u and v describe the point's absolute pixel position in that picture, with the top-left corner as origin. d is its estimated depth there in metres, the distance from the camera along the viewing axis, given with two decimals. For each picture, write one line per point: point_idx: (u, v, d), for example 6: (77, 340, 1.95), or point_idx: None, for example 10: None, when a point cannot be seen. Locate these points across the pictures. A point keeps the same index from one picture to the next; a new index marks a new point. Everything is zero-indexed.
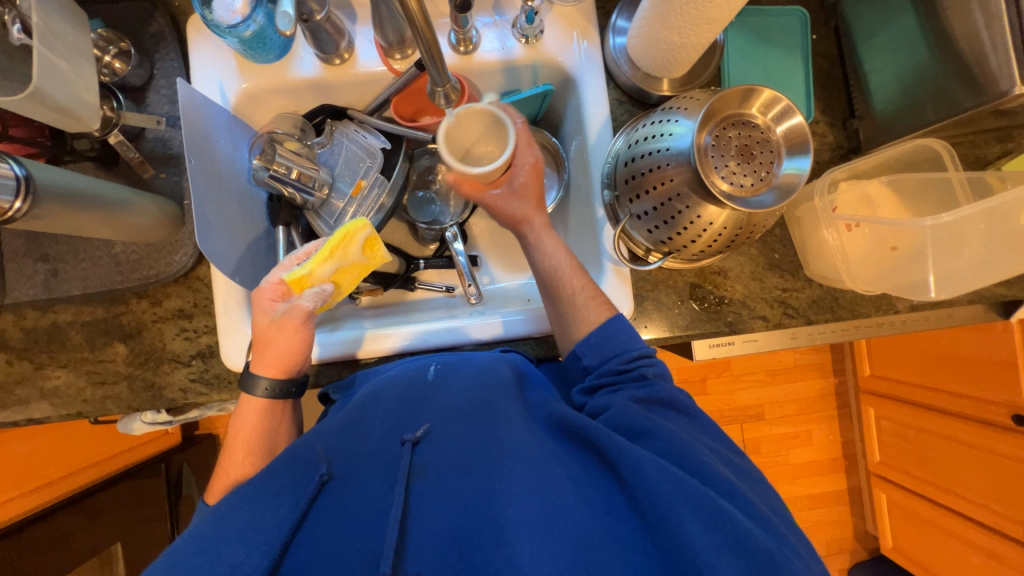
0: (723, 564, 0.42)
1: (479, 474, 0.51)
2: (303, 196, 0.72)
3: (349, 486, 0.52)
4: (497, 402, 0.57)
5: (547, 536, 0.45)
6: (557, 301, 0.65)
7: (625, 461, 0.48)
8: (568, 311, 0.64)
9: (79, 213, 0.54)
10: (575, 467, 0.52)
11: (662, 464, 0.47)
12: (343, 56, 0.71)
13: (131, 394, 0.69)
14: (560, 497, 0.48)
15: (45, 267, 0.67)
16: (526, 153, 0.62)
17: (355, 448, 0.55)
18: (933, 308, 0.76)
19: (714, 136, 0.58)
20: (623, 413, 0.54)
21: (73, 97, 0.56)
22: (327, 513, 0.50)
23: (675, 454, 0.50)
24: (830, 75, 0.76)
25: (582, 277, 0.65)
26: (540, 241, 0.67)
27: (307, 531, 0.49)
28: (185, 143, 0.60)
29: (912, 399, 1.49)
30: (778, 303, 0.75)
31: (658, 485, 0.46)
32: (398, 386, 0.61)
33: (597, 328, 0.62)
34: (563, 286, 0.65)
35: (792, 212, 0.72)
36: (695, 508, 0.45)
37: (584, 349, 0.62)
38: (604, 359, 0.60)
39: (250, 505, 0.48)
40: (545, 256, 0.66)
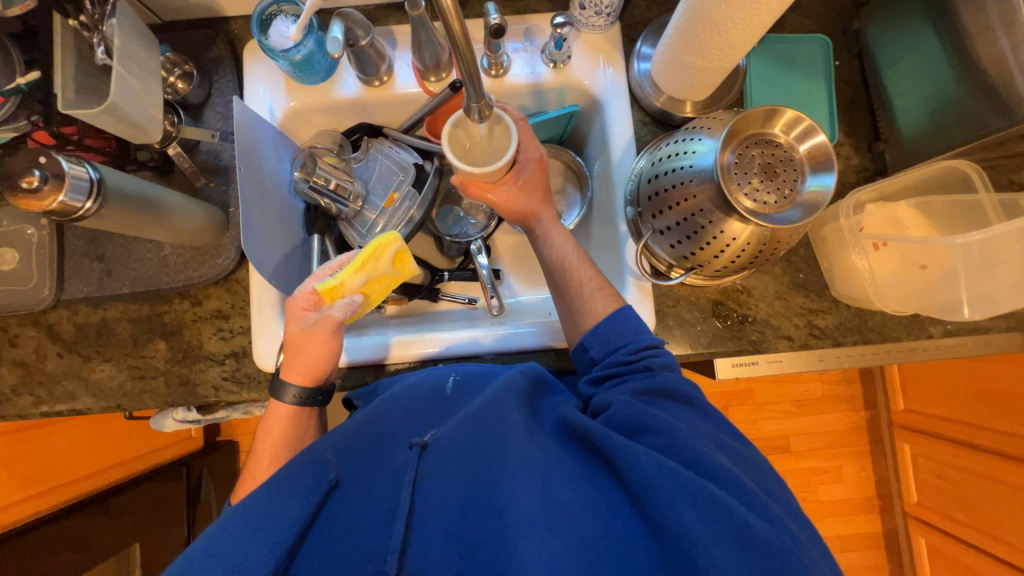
0: (724, 555, 0.42)
1: (481, 473, 0.51)
2: (338, 207, 0.76)
3: (356, 488, 0.53)
4: (502, 405, 0.56)
5: (549, 532, 0.45)
6: (565, 294, 0.68)
7: (623, 457, 0.49)
8: (578, 302, 0.66)
9: (139, 215, 0.58)
10: (577, 468, 0.52)
11: (658, 457, 0.48)
12: (382, 78, 0.76)
13: (167, 390, 0.72)
14: (561, 496, 0.48)
15: (100, 266, 0.72)
16: (532, 147, 0.66)
17: (363, 452, 0.56)
18: (969, 333, 0.74)
19: (737, 154, 0.59)
20: (624, 408, 0.54)
21: (141, 110, 0.62)
22: (336, 514, 0.51)
23: (674, 448, 0.50)
24: (854, 100, 0.77)
25: (590, 270, 0.67)
26: (547, 234, 0.70)
27: (317, 531, 0.50)
28: (236, 155, 0.65)
29: (952, 435, 1.41)
30: (804, 324, 0.74)
31: (657, 479, 0.46)
32: (408, 393, 0.62)
33: (605, 320, 0.63)
34: (571, 277, 0.67)
35: (817, 231, 0.72)
36: (693, 500, 0.44)
37: (590, 341, 0.63)
38: (610, 350, 0.61)
39: (261, 507, 0.49)
40: (552, 248, 0.69)
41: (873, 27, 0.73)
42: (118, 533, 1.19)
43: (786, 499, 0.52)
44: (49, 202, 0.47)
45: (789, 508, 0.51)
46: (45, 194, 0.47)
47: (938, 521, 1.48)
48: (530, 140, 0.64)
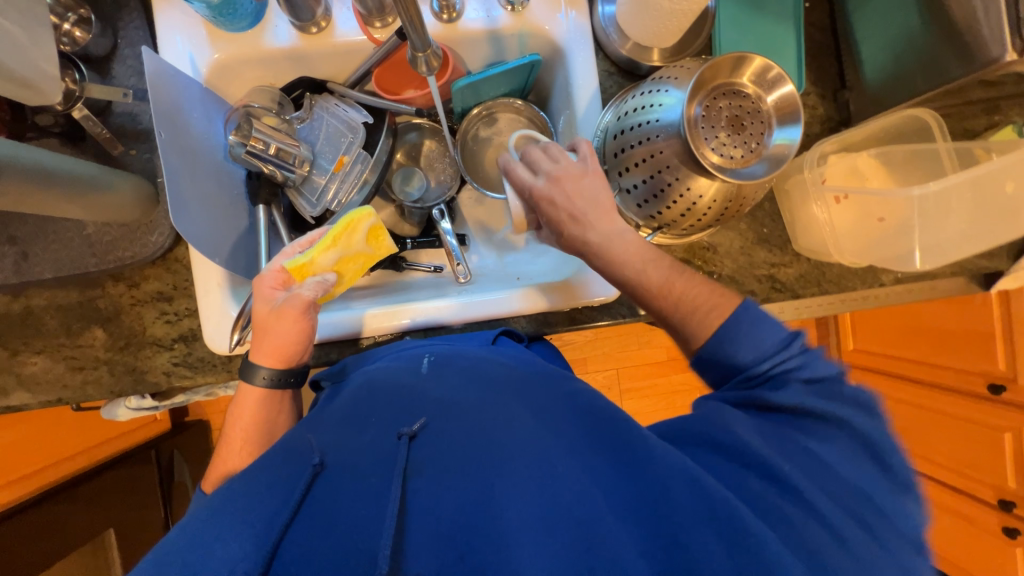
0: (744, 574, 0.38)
1: (478, 468, 0.48)
2: (283, 173, 0.70)
3: (342, 476, 0.48)
4: (504, 402, 0.55)
5: (550, 537, 0.42)
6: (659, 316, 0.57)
7: (650, 470, 0.45)
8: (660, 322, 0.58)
9: (43, 192, 0.50)
10: (589, 467, 0.48)
11: (692, 474, 0.44)
12: (320, 24, 0.68)
13: (113, 379, 0.68)
14: (564, 496, 0.45)
15: (12, 250, 0.65)
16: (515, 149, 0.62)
17: (351, 440, 0.52)
18: (918, 280, 0.78)
19: (705, 107, 0.56)
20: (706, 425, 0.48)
21: (30, 66, 0.53)
22: (319, 506, 0.46)
23: (735, 458, 0.45)
24: (821, 46, 0.75)
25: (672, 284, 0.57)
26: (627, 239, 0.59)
27: (299, 525, 0.45)
28: (154, 117, 0.58)
29: (894, 371, 1.53)
30: (765, 278, 0.75)
31: (680, 492, 0.43)
32: (400, 381, 0.59)
33: (711, 339, 0.52)
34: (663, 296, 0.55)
35: (781, 185, 0.72)
36: (720, 526, 0.41)
37: (699, 367, 0.54)
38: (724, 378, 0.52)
39: (241, 497, 0.47)
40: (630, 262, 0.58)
41: None
42: (91, 522, 1.16)
43: (863, 518, 0.42)
44: None
45: (875, 528, 0.42)
46: None
47: None
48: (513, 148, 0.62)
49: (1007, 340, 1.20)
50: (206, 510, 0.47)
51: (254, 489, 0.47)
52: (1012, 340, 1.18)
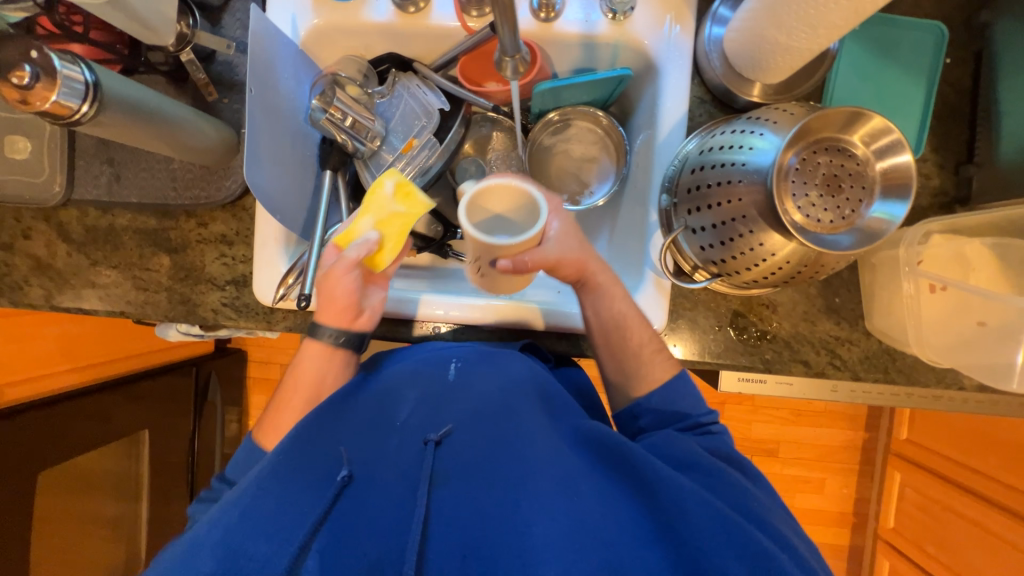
0: None
1: (501, 483, 0.53)
2: (354, 144, 0.72)
3: (369, 488, 0.54)
4: (518, 409, 0.59)
5: (572, 553, 0.47)
6: (619, 352, 0.63)
7: (668, 497, 0.50)
8: (634, 364, 0.63)
9: (140, 128, 0.54)
10: (611, 493, 0.53)
11: (705, 499, 0.50)
12: (418, 5, 0.68)
13: (168, 305, 0.73)
14: (584, 516, 0.50)
15: (109, 171, 0.71)
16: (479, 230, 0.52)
17: (377, 452, 0.57)
18: (1005, 393, 0.69)
19: (801, 159, 0.51)
20: (667, 443, 0.57)
21: (152, 9, 0.57)
22: (346, 516, 0.52)
23: (731, 497, 0.52)
24: (956, 109, 0.66)
25: (647, 331, 0.63)
26: (606, 291, 0.62)
27: (329, 526, 0.51)
28: (248, 72, 0.60)
29: (949, 476, 1.36)
30: (826, 350, 0.69)
31: (696, 516, 0.49)
32: (422, 383, 0.64)
33: (662, 385, 0.62)
34: (629, 336, 0.62)
35: (867, 257, 0.65)
36: (737, 548, 0.47)
37: (643, 410, 0.62)
38: (663, 422, 0.61)
39: (274, 500, 0.51)
40: (609, 305, 0.62)
41: (1007, 23, 0.61)
42: (132, 419, 1.29)
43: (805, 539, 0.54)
44: (42, 102, 0.44)
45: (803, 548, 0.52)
46: (38, 93, 0.43)
47: (910, 550, 1.49)
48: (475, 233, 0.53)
49: None
50: (239, 499, 0.52)
51: (288, 491, 0.52)
52: None
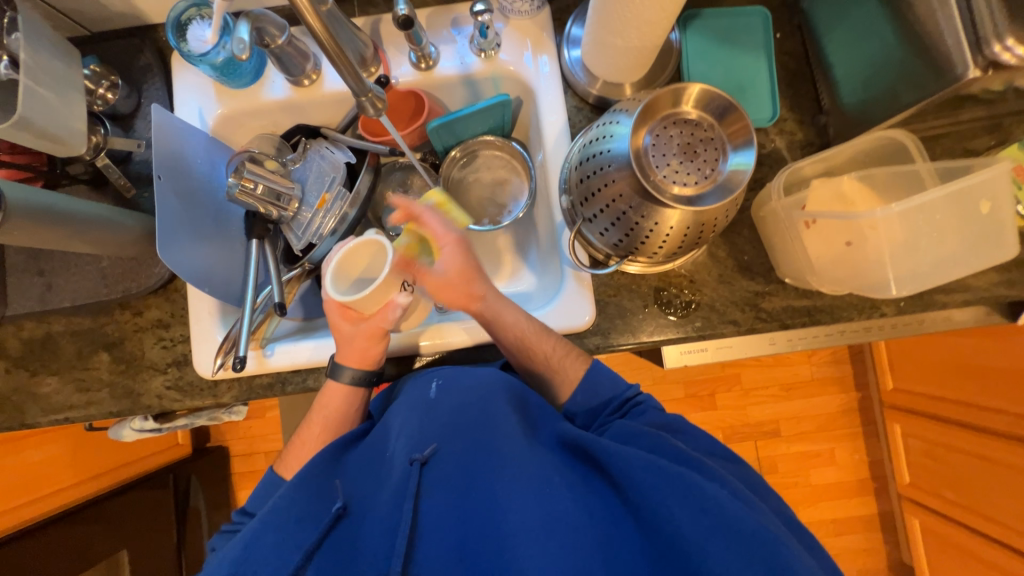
0: (715, 545, 0.47)
1: (479, 485, 0.56)
2: (276, 211, 0.76)
3: (361, 519, 0.58)
4: (494, 412, 0.62)
5: (545, 539, 0.50)
6: (532, 367, 0.68)
7: (619, 466, 0.54)
8: (549, 371, 0.68)
9: (54, 230, 0.57)
10: (574, 476, 0.57)
11: (651, 458, 0.53)
12: (310, 77, 0.75)
13: (112, 400, 0.73)
14: (558, 505, 0.53)
15: (40, 281, 0.73)
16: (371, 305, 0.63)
17: (371, 485, 0.61)
18: (925, 310, 0.72)
19: (655, 135, 0.57)
20: (624, 429, 0.61)
21: (58, 124, 0.62)
22: (342, 541, 0.56)
23: (674, 457, 0.56)
24: (797, 72, 0.74)
25: (550, 340, 0.67)
26: (499, 314, 0.68)
27: (322, 552, 0.55)
28: (155, 161, 0.65)
29: (941, 414, 1.36)
30: (750, 307, 0.72)
31: (652, 481, 0.51)
32: (406, 407, 0.67)
33: (581, 383, 0.67)
34: (534, 352, 0.67)
35: (758, 212, 0.70)
36: (682, 496, 0.50)
37: (575, 409, 0.68)
38: (597, 411, 0.67)
39: (271, 534, 0.55)
40: (505, 328, 0.68)
41: None
42: (104, 542, 1.22)
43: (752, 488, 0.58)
44: None
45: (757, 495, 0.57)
46: None
47: (929, 501, 1.45)
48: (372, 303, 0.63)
49: None
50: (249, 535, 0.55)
51: (282, 525, 0.55)
52: None
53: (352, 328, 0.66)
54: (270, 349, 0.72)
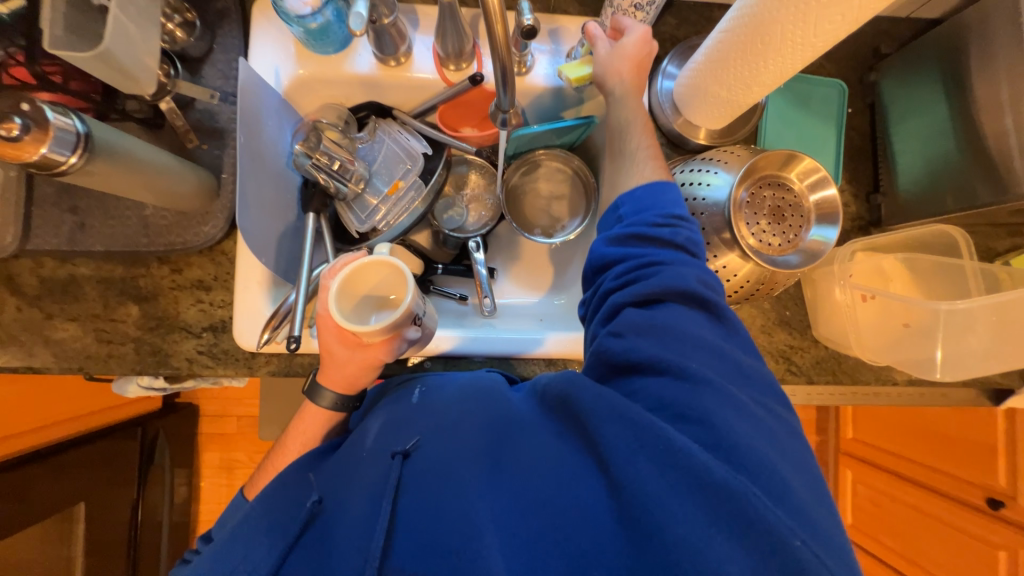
0: (700, 523, 0.42)
1: (454, 474, 0.52)
2: (337, 185, 0.73)
3: (335, 511, 0.53)
4: (475, 411, 0.60)
5: (522, 524, 0.46)
6: (618, 152, 0.66)
7: (591, 420, 0.50)
8: (639, 128, 0.65)
9: (129, 177, 0.53)
10: (555, 450, 0.52)
11: (622, 409, 0.49)
12: (399, 59, 0.73)
13: (136, 358, 0.69)
14: (537, 486, 0.49)
15: (73, 219, 0.67)
16: (377, 336, 0.61)
17: (345, 479, 0.57)
18: (929, 385, 0.80)
19: (749, 194, 0.59)
20: (636, 338, 0.52)
21: (135, 60, 0.57)
22: (312, 547, 0.51)
23: (654, 396, 0.50)
24: (860, 148, 0.79)
25: (652, 137, 0.65)
26: (619, 95, 0.66)
27: (297, 553, 0.50)
28: (237, 121, 0.62)
29: (894, 468, 1.49)
30: (783, 359, 0.77)
31: (619, 436, 0.47)
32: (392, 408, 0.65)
33: (647, 185, 0.60)
34: (630, 139, 0.65)
35: (808, 273, 0.74)
36: (650, 452, 0.46)
37: (623, 200, 0.60)
38: (639, 213, 0.58)
39: (241, 544, 0.53)
40: (621, 107, 0.66)
41: (890, 81, 0.75)
42: (65, 493, 1.14)
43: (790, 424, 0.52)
44: (29, 154, 0.43)
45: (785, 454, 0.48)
46: (25, 145, 0.42)
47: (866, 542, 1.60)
48: (379, 335, 0.60)
49: (1009, 458, 1.16)
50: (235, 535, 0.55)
51: (248, 534, 0.54)
52: (1014, 457, 1.14)
53: (348, 351, 0.65)
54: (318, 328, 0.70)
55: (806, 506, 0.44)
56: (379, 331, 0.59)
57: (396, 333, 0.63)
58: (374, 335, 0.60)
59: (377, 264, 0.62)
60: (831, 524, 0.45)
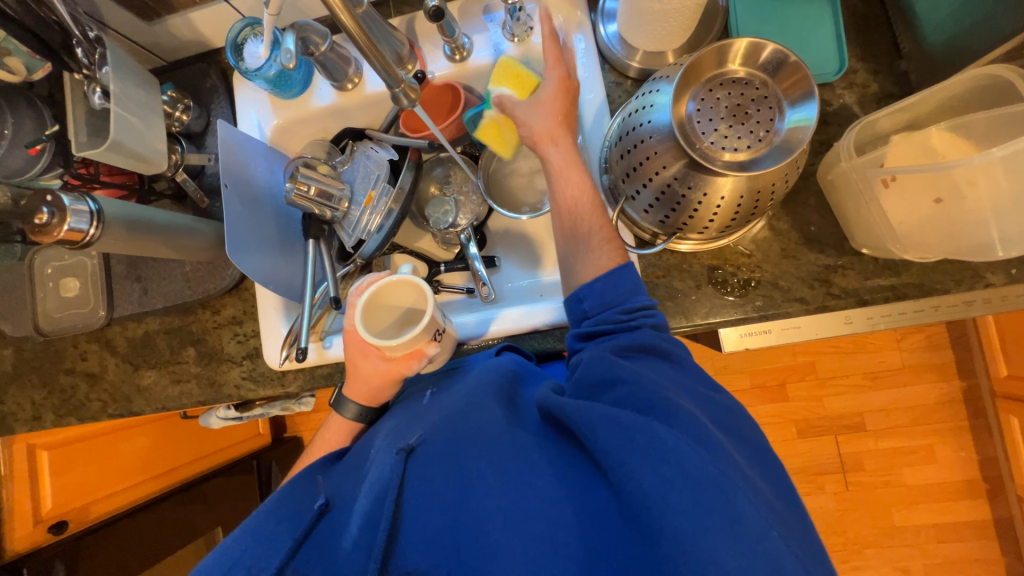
0: (693, 527, 0.38)
1: (455, 470, 0.51)
2: (329, 211, 0.79)
3: (344, 513, 0.55)
4: (478, 406, 0.59)
5: (519, 520, 0.45)
6: (569, 236, 0.60)
7: (583, 426, 0.46)
8: (581, 212, 0.60)
9: (144, 238, 0.65)
10: (551, 452, 0.50)
11: (610, 413, 0.45)
12: (353, 81, 0.79)
13: (199, 390, 0.82)
14: (530, 484, 0.47)
15: (138, 286, 0.83)
16: (403, 351, 0.62)
17: (352, 481, 0.59)
18: None
19: (700, 100, 0.53)
20: (599, 363, 0.51)
21: (145, 144, 0.70)
22: (324, 540, 0.53)
23: (640, 400, 0.47)
24: (867, 16, 0.66)
25: (600, 216, 0.60)
26: (559, 172, 0.62)
27: (306, 551, 0.52)
28: (223, 172, 0.71)
29: None
30: (820, 282, 0.65)
31: (608, 438, 0.44)
32: (400, 412, 0.67)
33: (606, 272, 0.56)
34: (575, 222, 0.60)
35: (825, 175, 0.63)
36: (642, 449, 0.42)
37: (586, 291, 0.57)
38: (605, 306, 0.55)
39: (249, 537, 0.52)
40: (561, 186, 0.61)
41: None
42: (202, 518, 1.37)
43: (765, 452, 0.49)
44: (57, 233, 0.54)
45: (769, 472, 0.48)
46: (53, 227, 0.54)
47: None
48: (405, 349, 0.62)
49: None
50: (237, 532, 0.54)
51: (256, 533, 0.53)
52: None
53: (374, 364, 0.67)
54: (328, 341, 0.76)
55: (776, 508, 0.43)
56: (402, 344, 0.60)
57: (417, 350, 0.63)
58: (398, 350, 0.62)
59: (403, 282, 0.64)
60: (802, 529, 0.43)
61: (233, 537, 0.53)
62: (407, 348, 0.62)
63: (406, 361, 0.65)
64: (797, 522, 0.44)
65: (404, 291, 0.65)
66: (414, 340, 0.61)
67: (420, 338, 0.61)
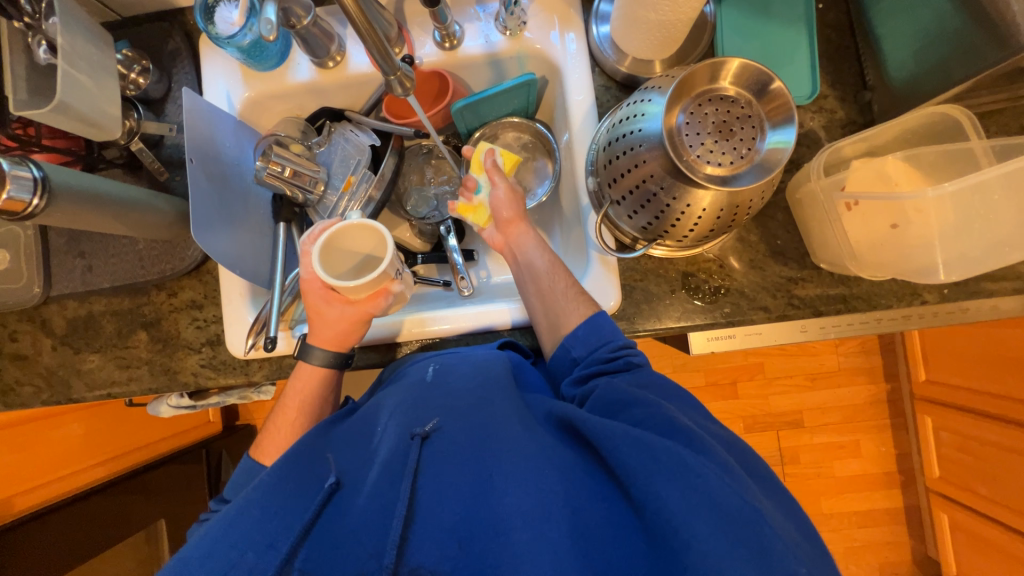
0: (721, 552, 0.39)
1: (475, 468, 0.51)
2: (303, 194, 0.76)
3: (356, 493, 0.51)
4: (494, 401, 0.57)
5: (545, 525, 0.45)
6: (544, 295, 0.66)
7: (607, 446, 0.47)
8: (549, 273, 0.67)
9: (94, 212, 0.59)
10: (572, 459, 0.51)
11: (637, 435, 0.47)
12: (335, 59, 0.75)
13: (151, 377, 0.76)
14: (553, 490, 0.47)
15: (82, 263, 0.76)
16: (363, 292, 0.62)
17: (360, 458, 0.56)
18: (970, 298, 0.69)
19: (689, 113, 0.55)
20: (612, 389, 0.54)
21: (95, 108, 0.63)
22: (334, 517, 0.49)
23: (660, 424, 0.49)
24: (838, 46, 0.71)
25: (564, 275, 0.67)
26: (522, 244, 0.70)
27: (318, 531, 0.48)
28: (189, 145, 0.66)
29: (975, 407, 1.32)
30: (782, 292, 0.70)
31: (633, 457, 0.45)
32: (402, 390, 0.62)
33: (584, 321, 0.62)
34: (547, 284, 0.66)
35: (793, 194, 0.67)
36: (667, 470, 0.44)
37: (573, 341, 0.61)
38: (592, 351, 0.60)
39: (260, 507, 0.49)
40: (528, 256, 0.69)
41: None
42: (144, 511, 1.28)
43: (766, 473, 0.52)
44: None
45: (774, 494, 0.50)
46: None
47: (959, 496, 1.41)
48: (365, 290, 0.62)
49: None
50: (231, 513, 0.49)
51: (261, 509, 0.49)
52: None
53: (337, 310, 0.66)
54: (297, 329, 0.74)
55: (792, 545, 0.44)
56: (362, 287, 0.61)
57: (381, 288, 0.64)
58: (359, 291, 0.62)
59: (360, 227, 0.62)
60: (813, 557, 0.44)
61: (235, 516, 0.48)
62: (367, 290, 0.62)
63: (368, 301, 0.65)
64: (816, 551, 0.45)
65: (363, 235, 0.63)
66: (373, 283, 0.62)
67: (381, 279, 0.62)
